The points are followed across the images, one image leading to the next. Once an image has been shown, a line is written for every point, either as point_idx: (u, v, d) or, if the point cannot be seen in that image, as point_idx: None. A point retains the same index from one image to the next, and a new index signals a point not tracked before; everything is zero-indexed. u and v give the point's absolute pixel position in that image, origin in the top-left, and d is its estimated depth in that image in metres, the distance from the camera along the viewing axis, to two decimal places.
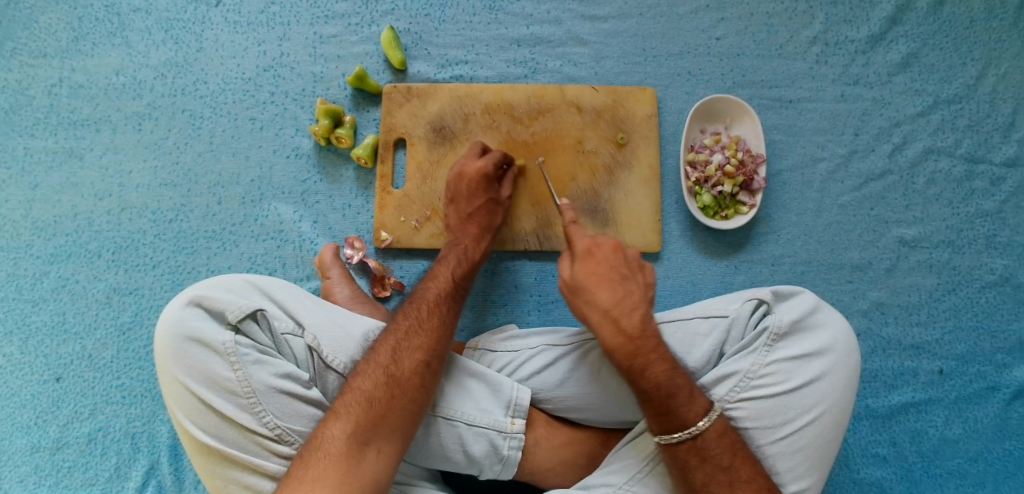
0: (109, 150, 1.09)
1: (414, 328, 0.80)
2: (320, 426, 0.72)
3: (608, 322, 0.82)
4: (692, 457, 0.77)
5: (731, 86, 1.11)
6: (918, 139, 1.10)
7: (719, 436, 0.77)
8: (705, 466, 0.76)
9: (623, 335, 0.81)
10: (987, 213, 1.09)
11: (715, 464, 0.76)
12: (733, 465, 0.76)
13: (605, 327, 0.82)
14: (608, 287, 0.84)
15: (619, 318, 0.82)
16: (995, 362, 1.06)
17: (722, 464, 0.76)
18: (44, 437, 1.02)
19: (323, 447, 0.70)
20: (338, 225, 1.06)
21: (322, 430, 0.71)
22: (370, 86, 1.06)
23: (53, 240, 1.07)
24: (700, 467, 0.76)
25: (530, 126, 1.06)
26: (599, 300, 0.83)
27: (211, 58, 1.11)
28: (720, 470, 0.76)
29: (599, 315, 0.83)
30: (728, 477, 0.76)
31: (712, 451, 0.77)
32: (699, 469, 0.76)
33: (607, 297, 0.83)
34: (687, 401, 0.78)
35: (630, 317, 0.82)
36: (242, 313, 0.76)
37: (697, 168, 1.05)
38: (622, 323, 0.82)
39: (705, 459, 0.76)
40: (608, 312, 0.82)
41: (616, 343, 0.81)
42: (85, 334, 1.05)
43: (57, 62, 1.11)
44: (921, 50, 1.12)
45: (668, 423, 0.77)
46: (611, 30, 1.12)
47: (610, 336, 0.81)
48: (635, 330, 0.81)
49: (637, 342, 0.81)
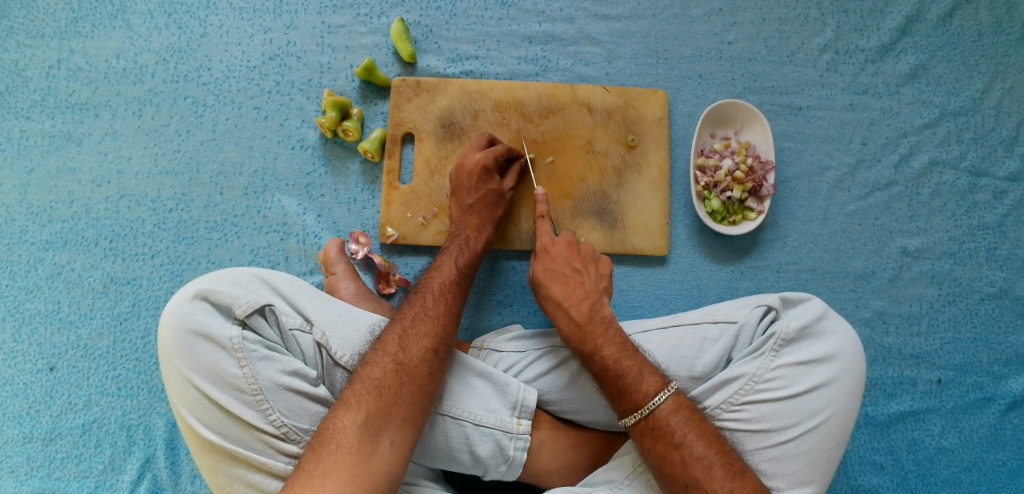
0: (109, 136, 1.07)
1: (420, 316, 0.80)
2: (330, 418, 0.71)
3: (561, 312, 0.87)
4: (647, 437, 0.77)
5: (741, 91, 1.11)
6: (923, 150, 1.11)
7: (673, 412, 0.77)
8: (658, 446, 0.76)
9: (573, 323, 0.85)
10: (989, 225, 1.10)
11: (668, 443, 0.75)
12: (686, 443, 0.75)
13: (558, 317, 0.87)
14: (560, 281, 0.89)
15: (569, 307, 0.86)
16: (992, 373, 1.07)
17: (675, 442, 0.75)
18: (37, 427, 0.99)
19: (335, 439, 0.69)
20: (343, 219, 1.05)
21: (333, 421, 0.70)
22: (379, 79, 1.05)
23: (49, 226, 1.04)
24: (654, 447, 0.76)
25: (540, 125, 1.05)
26: (552, 292, 0.88)
27: (215, 44, 1.08)
28: (673, 448, 0.75)
29: (553, 306, 0.88)
30: (682, 455, 0.74)
31: (665, 429, 0.76)
32: (654, 450, 0.76)
33: (560, 290, 0.88)
34: (637, 380, 0.78)
35: (580, 307, 0.86)
36: (249, 308, 0.74)
37: (707, 173, 1.04)
38: (572, 312, 0.86)
39: (659, 437, 0.76)
40: (559, 303, 0.87)
41: (568, 331, 0.85)
42: (79, 322, 1.02)
43: (56, 43, 1.08)
44: (929, 62, 1.12)
45: (621, 404, 0.79)
46: (623, 31, 1.11)
47: (562, 324, 0.86)
48: (583, 317, 0.85)
49: (585, 327, 0.84)
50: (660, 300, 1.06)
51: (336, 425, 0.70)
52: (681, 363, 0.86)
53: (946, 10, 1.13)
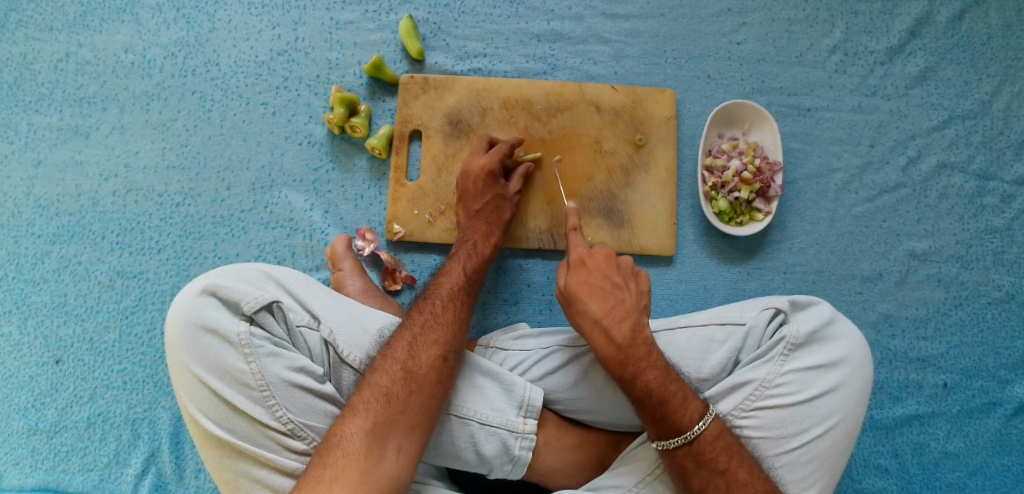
0: (116, 129, 1.07)
1: (429, 323, 0.80)
2: (337, 423, 0.71)
3: (600, 331, 0.82)
4: (689, 462, 0.76)
5: (750, 92, 1.11)
6: (932, 153, 1.11)
7: (714, 439, 0.77)
8: (701, 471, 0.76)
9: (613, 344, 0.81)
10: (996, 229, 1.09)
11: (711, 469, 0.76)
12: (729, 469, 0.76)
13: (595, 335, 0.82)
14: (599, 297, 0.84)
15: (610, 327, 0.81)
16: (998, 377, 1.07)
17: (718, 468, 0.76)
18: (42, 419, 1.00)
19: (342, 445, 0.69)
20: (350, 216, 1.05)
21: (340, 428, 0.70)
22: (387, 75, 1.04)
23: (56, 219, 1.04)
24: (697, 473, 0.76)
25: (548, 123, 1.05)
26: (590, 310, 0.83)
27: (223, 39, 1.08)
28: (716, 474, 0.76)
29: (590, 324, 0.82)
30: (725, 480, 0.75)
31: (707, 455, 0.76)
32: (695, 475, 0.76)
33: (599, 306, 0.83)
34: (680, 406, 0.77)
35: (620, 326, 0.82)
36: (257, 304, 0.74)
37: (715, 173, 1.05)
38: (613, 332, 0.81)
39: (702, 463, 0.76)
40: (598, 322, 0.82)
41: (607, 352, 0.81)
42: (85, 316, 1.02)
43: (65, 37, 1.08)
44: (938, 64, 1.12)
45: (663, 430, 0.77)
46: (632, 30, 1.11)
47: (601, 345, 0.81)
48: (626, 339, 0.81)
49: (627, 350, 0.80)
50: (667, 301, 1.06)
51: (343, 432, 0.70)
52: (689, 364, 0.86)
53: (956, 12, 1.12)
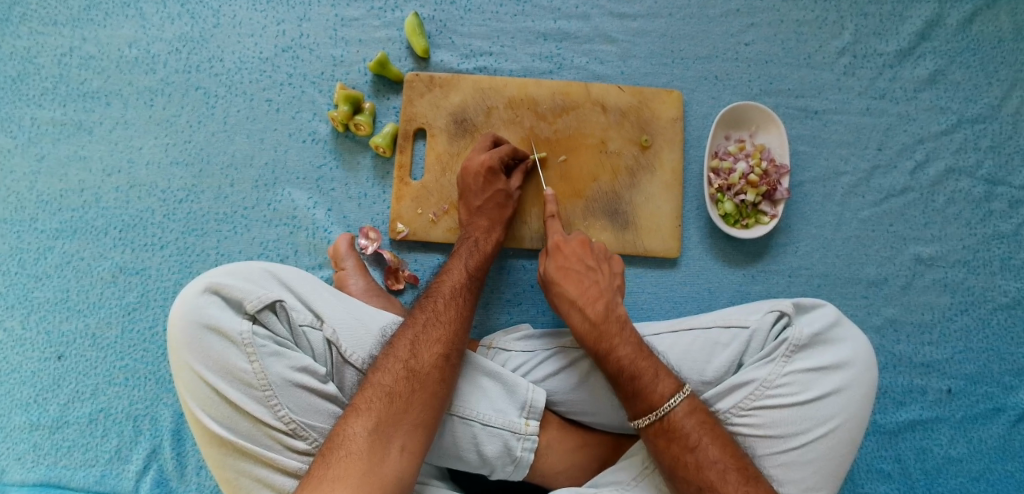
0: (120, 125, 1.06)
1: (432, 321, 0.79)
2: (342, 423, 0.71)
3: (574, 310, 0.84)
4: (660, 440, 0.76)
5: (757, 93, 1.10)
6: (940, 157, 1.10)
7: (687, 416, 0.76)
8: (672, 448, 0.75)
9: (587, 322, 0.83)
10: (1004, 234, 1.09)
11: (682, 445, 0.75)
12: (701, 446, 0.74)
13: (572, 315, 0.84)
14: (574, 278, 0.86)
15: (584, 306, 0.83)
16: (1002, 383, 1.06)
17: (689, 445, 0.75)
18: (43, 414, 1.00)
19: (345, 445, 0.69)
20: (353, 214, 1.04)
21: (344, 427, 0.70)
22: (392, 73, 1.04)
23: (58, 215, 1.04)
24: (668, 450, 0.75)
25: (554, 123, 1.05)
26: (566, 291, 0.85)
27: (228, 35, 1.07)
28: (687, 451, 0.74)
29: (566, 304, 0.85)
30: (695, 458, 0.74)
31: (680, 432, 0.75)
32: (667, 452, 0.75)
33: (574, 288, 0.85)
34: (652, 383, 0.77)
35: (595, 305, 0.84)
36: (260, 303, 0.74)
37: (721, 175, 1.04)
38: (587, 311, 0.83)
39: (673, 439, 0.75)
40: (573, 301, 0.84)
41: (583, 331, 0.82)
42: (88, 311, 1.02)
43: (69, 31, 1.07)
44: (948, 68, 1.11)
45: (636, 407, 0.78)
46: (639, 29, 1.10)
47: (577, 323, 0.83)
48: (599, 316, 0.82)
49: (600, 326, 0.82)
50: (671, 303, 1.05)
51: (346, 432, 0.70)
52: (692, 367, 0.85)
53: (967, 15, 1.11)
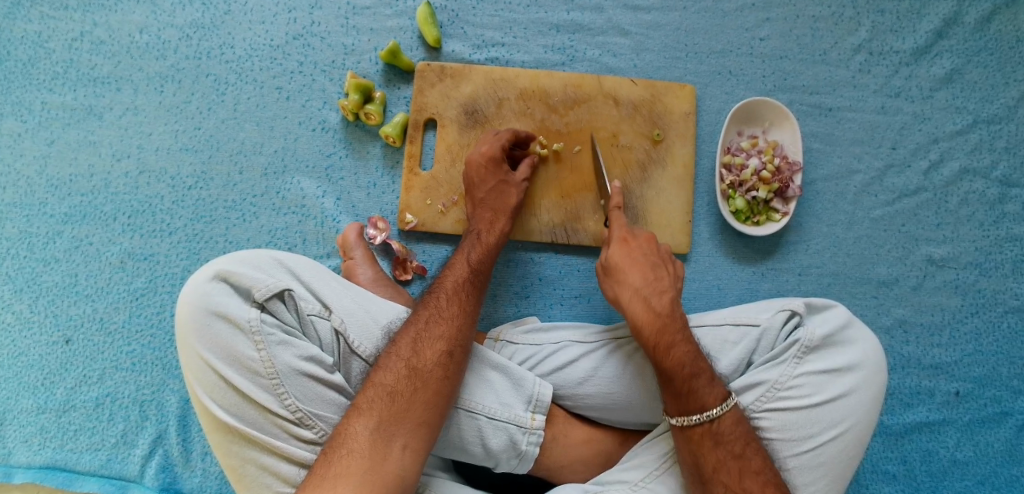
0: (129, 110, 1.06)
1: (434, 318, 0.79)
2: (343, 422, 0.71)
3: (640, 301, 0.82)
4: (706, 441, 0.76)
5: (771, 89, 1.09)
6: (954, 157, 1.08)
7: (735, 423, 0.77)
8: (717, 451, 0.75)
9: (652, 313, 0.81)
10: (1017, 237, 1.08)
11: (728, 450, 0.75)
12: (745, 455, 0.75)
13: (635, 304, 0.83)
14: (640, 269, 0.85)
15: (650, 297, 0.83)
16: (1011, 387, 1.06)
17: (735, 451, 0.75)
18: (51, 398, 1.00)
19: (347, 444, 0.69)
20: (362, 204, 1.04)
21: (346, 425, 0.70)
22: (403, 62, 1.03)
23: (68, 199, 1.04)
24: (713, 453, 0.75)
25: (565, 115, 1.04)
26: (630, 279, 0.84)
27: (238, 22, 1.07)
28: (732, 457, 0.75)
29: (630, 292, 0.84)
30: (739, 465, 0.75)
31: (726, 436, 0.76)
32: (711, 454, 0.75)
33: (638, 277, 0.85)
34: (707, 386, 0.77)
35: (660, 298, 0.83)
36: (269, 291, 0.74)
37: (733, 171, 1.03)
38: (653, 302, 0.82)
39: (720, 442, 0.76)
40: (638, 292, 0.83)
41: (645, 320, 0.81)
42: (96, 297, 1.02)
43: (80, 15, 1.07)
44: (965, 67, 1.09)
45: (685, 405, 0.77)
46: (653, 22, 1.09)
47: (639, 312, 0.82)
48: (665, 309, 0.81)
49: (664, 318, 0.81)
50: (680, 299, 1.05)
51: (349, 430, 0.70)
52: None
53: (985, 14, 1.10)
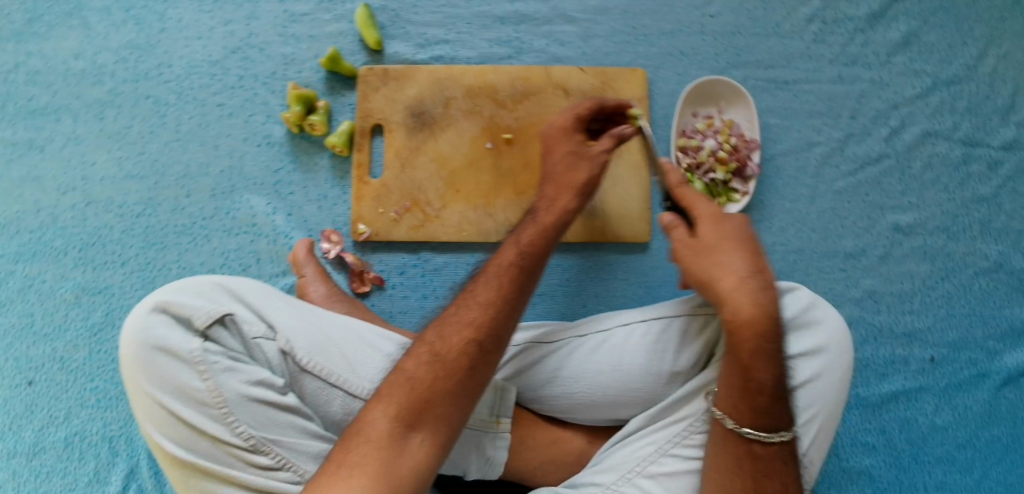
0: (71, 141, 1.03)
1: (469, 299, 0.68)
2: (362, 407, 0.62)
3: (745, 293, 0.69)
4: (771, 463, 0.69)
5: (725, 67, 1.06)
6: (916, 122, 1.07)
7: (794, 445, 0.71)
8: (779, 475, 0.69)
9: (757, 311, 0.68)
10: (983, 197, 1.06)
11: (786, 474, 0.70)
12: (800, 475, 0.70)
13: (740, 296, 0.69)
14: (740, 256, 0.71)
15: (757, 290, 0.69)
16: (986, 349, 1.04)
17: (792, 473, 0.70)
18: (20, 441, 0.97)
19: (363, 431, 0.60)
20: (313, 218, 1.01)
21: (363, 411, 0.62)
22: (344, 68, 1.00)
23: (17, 237, 1.02)
24: (774, 475, 0.69)
25: (515, 110, 1.01)
26: (730, 265, 0.70)
27: (175, 40, 1.05)
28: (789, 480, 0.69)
29: (733, 280, 0.69)
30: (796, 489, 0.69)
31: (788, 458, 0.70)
32: (773, 477, 0.69)
33: (738, 265, 0.70)
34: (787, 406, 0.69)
35: (766, 295, 0.69)
36: (209, 319, 0.72)
37: (689, 154, 1.01)
38: (758, 297, 0.69)
39: (785, 463, 0.70)
40: (742, 283, 0.69)
41: (749, 318, 0.68)
42: (54, 335, 1.00)
43: (13, 46, 1.05)
44: (921, 29, 1.09)
45: (759, 419, 0.68)
46: (600, 8, 1.07)
47: (742, 307, 0.68)
48: (772, 310, 0.68)
49: (769, 325, 0.68)
50: (645, 288, 1.02)
51: (367, 416, 0.61)
52: (662, 358, 0.80)
53: None
